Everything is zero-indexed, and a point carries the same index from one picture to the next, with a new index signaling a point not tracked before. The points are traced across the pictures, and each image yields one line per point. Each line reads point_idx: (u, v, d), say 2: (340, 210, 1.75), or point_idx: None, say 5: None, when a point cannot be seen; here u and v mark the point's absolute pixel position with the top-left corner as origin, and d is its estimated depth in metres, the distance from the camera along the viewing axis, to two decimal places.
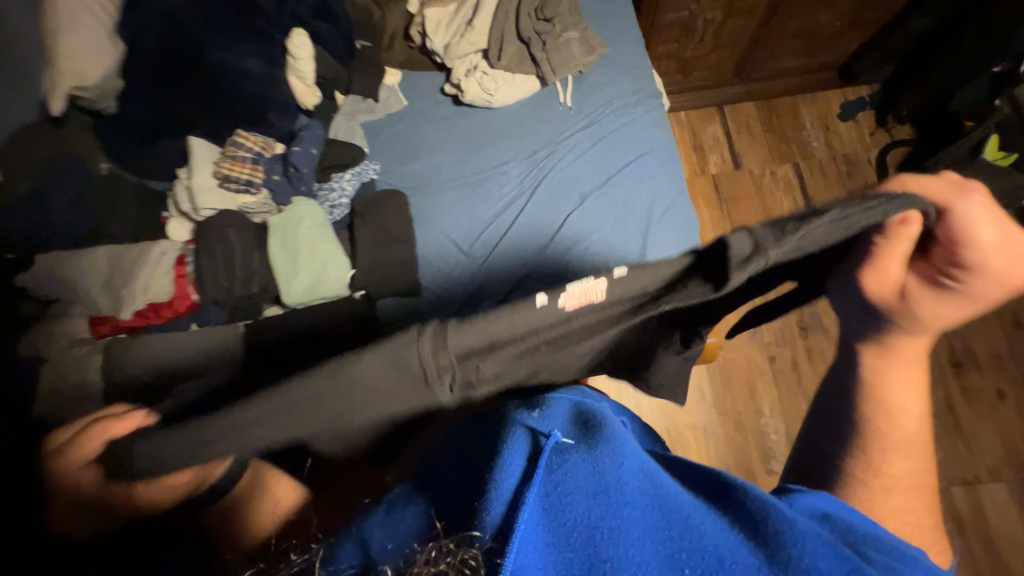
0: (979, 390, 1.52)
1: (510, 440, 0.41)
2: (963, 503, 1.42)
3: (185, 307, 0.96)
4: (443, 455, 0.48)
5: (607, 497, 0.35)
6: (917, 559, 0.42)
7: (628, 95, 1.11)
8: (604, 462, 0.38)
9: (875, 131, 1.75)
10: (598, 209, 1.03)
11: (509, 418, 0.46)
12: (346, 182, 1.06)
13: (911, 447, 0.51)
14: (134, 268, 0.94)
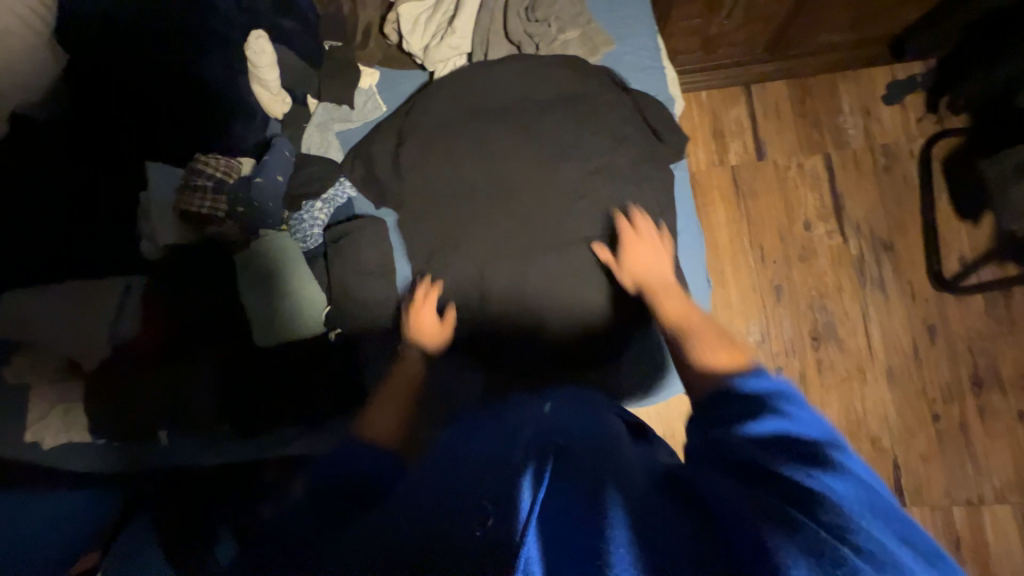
0: (998, 410, 1.44)
1: (524, 444, 0.59)
2: (962, 523, 1.40)
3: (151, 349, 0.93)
4: (477, 443, 0.64)
5: (586, 522, 0.47)
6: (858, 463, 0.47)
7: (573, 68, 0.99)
8: (595, 492, 0.50)
9: (924, 116, 1.56)
10: (531, 170, 0.95)
11: (531, 427, 0.63)
12: (318, 211, 0.96)
13: (705, 332, 0.76)
14: (96, 309, 0.91)
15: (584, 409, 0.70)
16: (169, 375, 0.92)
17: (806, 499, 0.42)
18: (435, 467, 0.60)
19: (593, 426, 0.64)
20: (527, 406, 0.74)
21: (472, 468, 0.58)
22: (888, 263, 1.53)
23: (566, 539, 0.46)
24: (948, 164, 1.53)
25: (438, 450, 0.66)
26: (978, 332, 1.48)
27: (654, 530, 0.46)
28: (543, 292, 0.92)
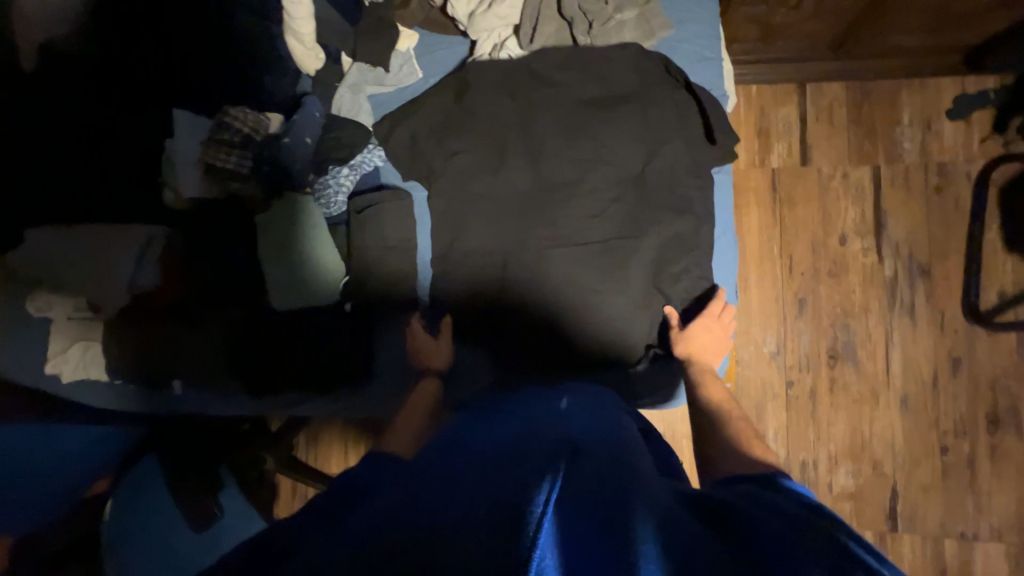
0: (1010, 451, 1.41)
1: (537, 443, 0.59)
2: (952, 556, 1.40)
3: (170, 297, 0.94)
4: (488, 434, 0.65)
5: (602, 520, 0.45)
6: None
7: (628, 50, 0.94)
8: (615, 494, 0.49)
9: (988, 137, 1.45)
10: (570, 157, 0.93)
11: (544, 429, 0.63)
12: (344, 178, 0.93)
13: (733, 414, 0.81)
14: (116, 256, 0.90)
15: (599, 417, 0.69)
16: (186, 329, 0.93)
17: (865, 561, 0.44)
18: (448, 458, 0.60)
19: (605, 434, 0.64)
20: (537, 403, 0.74)
21: (483, 458, 0.57)
22: (922, 289, 1.47)
23: (587, 530, 0.45)
24: (1006, 191, 1.43)
25: (450, 437, 0.67)
26: (1004, 370, 1.43)
27: (677, 536, 0.46)
28: (566, 286, 0.91)
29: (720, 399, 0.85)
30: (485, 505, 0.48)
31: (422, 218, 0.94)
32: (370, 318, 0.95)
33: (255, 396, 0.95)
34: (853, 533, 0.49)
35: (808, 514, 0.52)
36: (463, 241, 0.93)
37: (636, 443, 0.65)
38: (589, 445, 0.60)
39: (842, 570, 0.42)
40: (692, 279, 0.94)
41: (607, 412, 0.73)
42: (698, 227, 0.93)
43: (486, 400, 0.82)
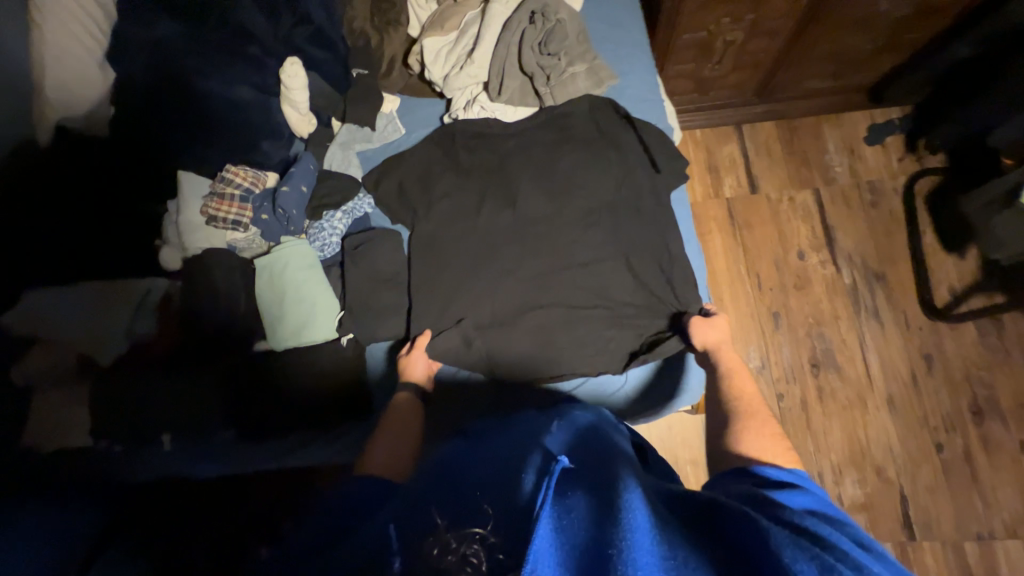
0: (1000, 440, 1.44)
1: (531, 464, 0.64)
2: (976, 561, 1.36)
3: (167, 346, 0.96)
4: (489, 457, 0.71)
5: (593, 528, 0.51)
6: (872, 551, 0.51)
7: (586, 94, 1.07)
8: (605, 498, 0.54)
9: (905, 156, 1.66)
10: (543, 196, 1.03)
11: (538, 447, 0.68)
12: (337, 221, 1.01)
13: (759, 408, 0.81)
14: (111, 310, 0.92)
15: (591, 432, 0.74)
16: (181, 376, 0.93)
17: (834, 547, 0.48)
18: (452, 481, 0.68)
19: (593, 446, 0.69)
20: (529, 421, 0.79)
21: (483, 482, 0.66)
22: (881, 293, 1.58)
23: (585, 547, 0.49)
24: (931, 200, 1.61)
25: (453, 460, 0.73)
26: (974, 361, 1.50)
27: (672, 536, 0.50)
28: (551, 306, 0.97)
29: (744, 396, 0.84)
30: (470, 535, 0.58)
31: (417, 251, 1.01)
32: (368, 350, 0.99)
33: (254, 444, 0.93)
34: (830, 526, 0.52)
35: (789, 508, 0.56)
36: (451, 270, 0.99)
37: (624, 449, 0.70)
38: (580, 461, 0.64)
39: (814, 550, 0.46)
40: (668, 288, 1.00)
41: (597, 424, 0.77)
42: (665, 240, 1.02)
43: (483, 422, 0.86)
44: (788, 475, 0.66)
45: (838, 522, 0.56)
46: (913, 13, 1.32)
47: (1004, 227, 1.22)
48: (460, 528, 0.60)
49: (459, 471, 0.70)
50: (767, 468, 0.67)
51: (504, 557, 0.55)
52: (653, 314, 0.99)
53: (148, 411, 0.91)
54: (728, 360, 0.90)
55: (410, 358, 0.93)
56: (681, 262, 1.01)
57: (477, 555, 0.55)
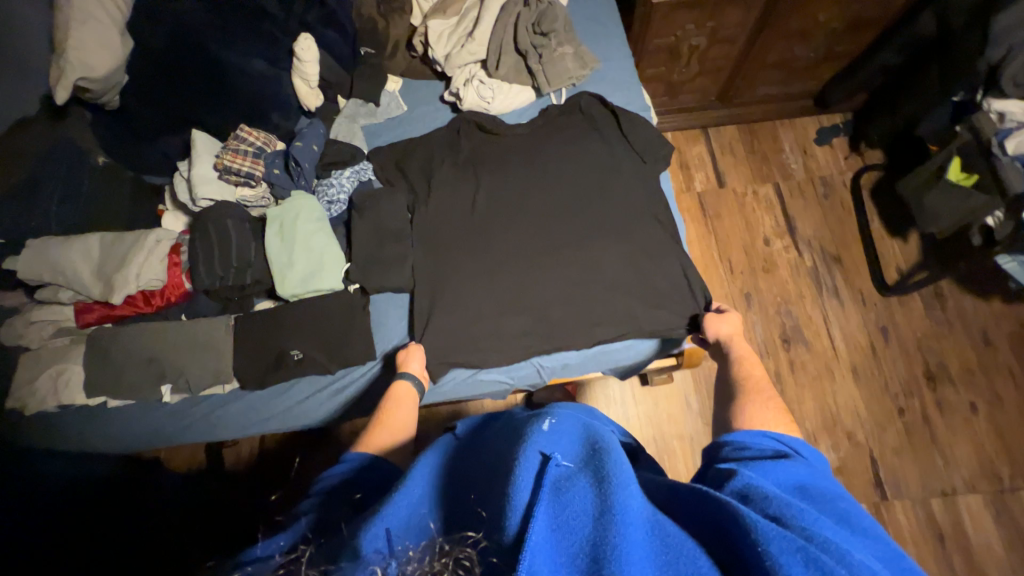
0: (953, 403, 1.57)
1: (525, 456, 0.55)
2: (941, 515, 1.45)
3: (176, 296, 1.03)
4: (476, 456, 0.65)
5: (591, 533, 0.47)
6: (857, 544, 0.52)
7: (575, 70, 1.18)
8: (603, 498, 0.50)
9: (850, 155, 1.86)
10: (536, 165, 1.14)
11: (530, 432, 0.60)
12: (345, 179, 1.09)
13: (758, 386, 0.87)
14: (126, 256, 0.98)
15: (584, 428, 0.65)
16: (193, 322, 1.01)
17: (826, 542, 0.47)
18: (436, 480, 0.61)
19: (586, 435, 0.63)
20: (515, 417, 0.73)
21: (472, 479, 0.61)
22: (839, 273, 1.73)
23: (581, 552, 0.46)
24: (875, 193, 1.80)
25: (436, 458, 0.66)
26: (924, 332, 1.65)
27: (667, 531, 0.50)
28: (543, 255, 1.06)
29: (757, 380, 0.89)
30: (463, 539, 0.52)
31: (423, 214, 1.09)
32: (373, 304, 1.04)
33: (258, 386, 0.98)
34: (822, 519, 0.52)
35: (783, 495, 0.55)
36: (450, 228, 1.08)
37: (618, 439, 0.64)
38: (572, 454, 0.59)
39: (808, 550, 0.45)
40: (651, 243, 1.08)
41: (583, 414, 0.70)
42: (649, 203, 1.12)
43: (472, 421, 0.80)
44: (773, 451, 0.67)
45: (820, 499, 0.58)
46: (846, 25, 1.54)
47: (937, 204, 1.39)
48: (452, 533, 0.54)
49: (443, 473, 0.64)
50: (752, 443, 0.69)
51: (498, 560, 0.47)
52: (639, 265, 1.07)
53: (156, 360, 0.98)
54: (740, 348, 0.96)
55: (412, 352, 0.98)
56: (662, 220, 1.10)
57: (469, 558, 0.49)
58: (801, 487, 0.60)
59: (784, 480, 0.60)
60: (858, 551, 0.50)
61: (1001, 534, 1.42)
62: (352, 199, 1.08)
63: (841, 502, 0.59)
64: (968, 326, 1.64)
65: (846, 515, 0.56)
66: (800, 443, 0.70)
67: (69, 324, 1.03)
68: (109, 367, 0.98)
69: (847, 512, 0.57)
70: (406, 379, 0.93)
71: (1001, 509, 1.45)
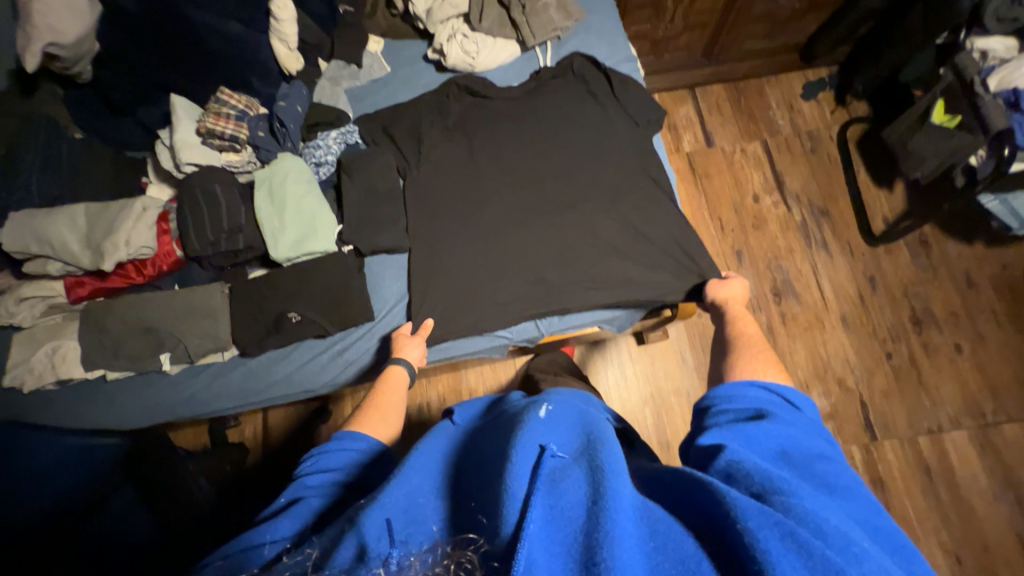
0: (938, 345, 1.61)
1: (523, 446, 0.56)
2: (928, 451, 1.51)
3: (168, 265, 1.02)
4: (472, 446, 0.65)
5: (583, 523, 0.47)
6: (837, 509, 0.52)
7: (560, 20, 1.17)
8: (596, 488, 0.50)
9: (836, 109, 1.87)
10: (524, 122, 1.14)
11: (527, 422, 0.60)
12: (332, 140, 1.08)
13: (753, 339, 0.85)
14: (113, 224, 0.97)
15: (581, 420, 0.66)
16: (187, 289, 1.01)
17: (808, 515, 0.48)
18: (432, 472, 0.61)
19: (581, 426, 0.64)
20: (510, 406, 0.74)
21: (468, 469, 0.60)
22: (827, 226, 1.76)
23: (572, 541, 0.46)
24: (860, 144, 1.82)
25: (432, 450, 0.65)
26: (910, 279, 1.68)
27: (655, 515, 0.50)
28: (536, 210, 1.07)
29: (752, 333, 0.87)
30: (466, 542, 0.49)
31: (413, 175, 1.08)
32: (368, 265, 1.04)
33: (259, 351, 0.99)
34: (806, 490, 0.52)
35: (767, 464, 0.55)
36: (441, 186, 1.08)
37: (612, 432, 0.66)
38: (567, 445, 0.59)
39: (790, 526, 0.46)
40: (642, 193, 1.09)
41: (572, 402, 0.72)
42: (639, 152, 1.12)
43: (471, 406, 0.82)
44: (756, 404, 0.65)
45: (802, 463, 0.57)
46: None
47: (922, 146, 1.41)
48: (457, 538, 0.51)
49: (435, 465, 0.63)
50: (736, 396, 0.67)
51: (501, 565, 0.45)
52: (633, 216, 1.07)
53: (153, 330, 0.99)
54: (737, 307, 0.95)
55: (411, 340, 0.95)
56: (653, 168, 1.10)
57: (472, 560, 0.47)
58: (786, 449, 0.59)
59: (768, 437, 0.60)
60: (834, 517, 0.50)
61: (984, 465, 1.49)
62: (340, 163, 1.07)
63: (825, 460, 0.59)
64: (952, 270, 1.68)
65: (829, 475, 0.56)
66: (781, 390, 0.68)
67: (61, 301, 1.01)
68: (105, 338, 0.98)
69: (832, 474, 0.57)
70: (403, 373, 0.89)
71: (984, 443, 1.51)
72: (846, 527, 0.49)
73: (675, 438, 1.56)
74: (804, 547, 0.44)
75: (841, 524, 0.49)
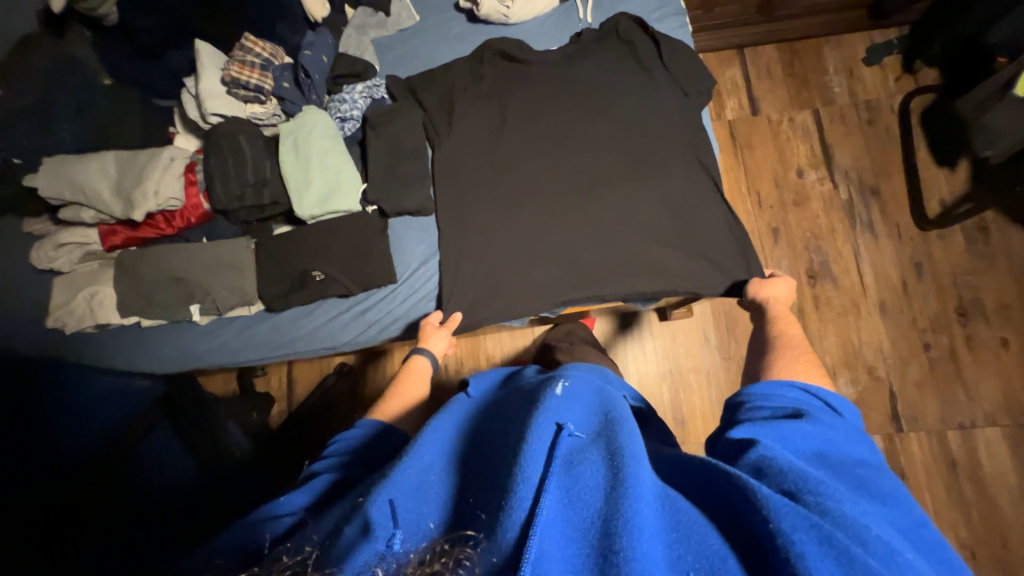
0: (983, 338, 1.52)
1: (539, 425, 0.56)
2: (956, 446, 1.46)
3: (196, 217, 1.02)
4: (489, 424, 0.66)
5: (599, 509, 0.47)
6: (874, 514, 0.51)
7: None
8: (614, 473, 0.50)
9: (902, 76, 1.69)
10: (557, 81, 1.07)
11: (543, 402, 0.60)
12: (358, 96, 1.04)
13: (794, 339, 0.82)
14: (141, 172, 0.97)
15: (598, 400, 0.65)
16: (215, 243, 1.02)
17: (843, 519, 0.47)
18: (451, 449, 0.62)
19: (598, 403, 0.65)
20: (525, 383, 0.75)
21: (481, 450, 0.61)
22: (876, 206, 1.64)
23: (589, 527, 0.46)
24: (925, 117, 1.66)
25: (451, 427, 0.67)
26: (961, 267, 1.57)
27: (679, 506, 0.50)
28: (565, 175, 1.02)
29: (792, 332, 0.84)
30: (464, 538, 0.47)
31: (440, 136, 1.05)
32: (391, 226, 1.02)
33: (282, 307, 1.01)
34: (843, 493, 0.51)
35: (801, 463, 0.54)
36: (468, 147, 1.03)
37: (628, 411, 0.65)
38: (584, 425, 0.60)
39: (827, 530, 0.45)
40: (681, 162, 1.02)
41: (590, 381, 0.71)
42: (680, 117, 1.04)
43: (486, 378, 0.85)
44: (796, 403, 0.64)
45: (839, 466, 0.56)
46: None
47: (999, 122, 1.27)
48: (452, 533, 0.49)
49: (450, 441, 0.64)
50: (773, 395, 0.66)
51: (500, 561, 0.44)
52: (669, 188, 1.00)
53: (183, 280, 1.01)
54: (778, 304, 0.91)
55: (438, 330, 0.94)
56: (694, 135, 1.03)
57: (472, 558, 0.43)
58: (824, 451, 0.57)
59: (805, 438, 0.58)
60: (877, 525, 0.49)
61: (1016, 464, 1.43)
62: (365, 120, 1.03)
63: (865, 465, 0.57)
64: (1011, 260, 1.56)
65: (869, 480, 0.55)
66: (823, 395, 0.66)
67: (96, 249, 1.05)
68: (138, 286, 1.01)
69: (871, 478, 0.55)
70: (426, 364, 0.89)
71: (1019, 442, 1.44)
72: (885, 534, 0.48)
73: (690, 415, 1.56)
74: (845, 555, 0.43)
75: (877, 530, 0.47)
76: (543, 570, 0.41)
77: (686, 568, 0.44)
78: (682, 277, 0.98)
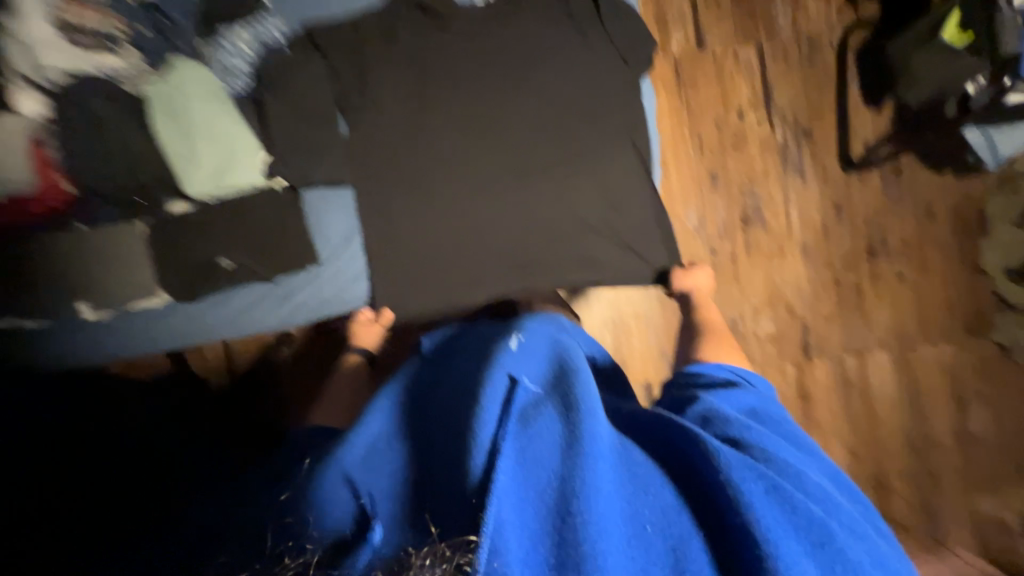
0: (884, 273, 1.69)
1: (495, 385, 0.63)
2: (852, 367, 1.68)
3: (61, 204, 0.83)
4: (451, 389, 0.72)
5: (553, 464, 0.53)
6: (797, 456, 0.64)
7: None
8: (567, 429, 0.57)
9: (844, 8, 1.65)
10: (482, 24, 0.94)
11: (500, 367, 0.67)
12: (241, 41, 0.88)
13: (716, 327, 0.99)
14: None
15: (554, 357, 0.73)
16: (92, 231, 0.86)
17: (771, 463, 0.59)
18: (429, 418, 0.69)
19: (551, 354, 0.74)
20: (484, 341, 0.81)
21: (446, 417, 0.66)
22: (808, 149, 1.68)
23: (550, 478, 0.53)
24: (860, 55, 1.66)
25: (429, 400, 0.73)
26: (875, 207, 1.69)
27: (640, 459, 0.60)
28: (495, 138, 0.94)
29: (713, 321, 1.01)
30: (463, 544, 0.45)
31: (350, 93, 0.92)
32: (304, 200, 0.91)
33: (189, 297, 0.91)
34: (773, 441, 0.64)
35: (737, 417, 0.67)
36: (386, 107, 0.92)
37: (583, 359, 0.73)
38: (537, 376, 0.68)
39: (766, 475, 0.56)
40: (616, 121, 0.96)
41: (542, 340, 0.78)
42: (616, 68, 0.96)
43: (436, 334, 0.96)
44: (728, 375, 0.80)
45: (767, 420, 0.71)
46: None
47: (924, 66, 1.29)
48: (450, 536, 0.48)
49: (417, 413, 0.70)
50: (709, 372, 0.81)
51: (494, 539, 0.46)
52: (605, 151, 0.96)
53: (56, 280, 0.86)
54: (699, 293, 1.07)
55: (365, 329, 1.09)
56: (631, 90, 0.96)
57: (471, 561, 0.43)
58: (754, 409, 0.72)
59: (736, 400, 0.73)
60: (804, 467, 0.62)
61: (896, 379, 1.67)
62: (258, 76, 0.89)
63: (781, 418, 0.72)
64: (916, 199, 1.69)
65: (792, 429, 0.70)
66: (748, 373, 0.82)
67: None
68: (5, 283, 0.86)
69: (788, 426, 0.71)
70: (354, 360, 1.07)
71: (901, 361, 1.68)
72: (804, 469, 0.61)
73: (630, 357, 1.66)
74: (783, 496, 0.55)
75: (795, 467, 0.61)
76: (500, 536, 0.46)
77: (643, 521, 0.52)
78: (616, 243, 0.98)
